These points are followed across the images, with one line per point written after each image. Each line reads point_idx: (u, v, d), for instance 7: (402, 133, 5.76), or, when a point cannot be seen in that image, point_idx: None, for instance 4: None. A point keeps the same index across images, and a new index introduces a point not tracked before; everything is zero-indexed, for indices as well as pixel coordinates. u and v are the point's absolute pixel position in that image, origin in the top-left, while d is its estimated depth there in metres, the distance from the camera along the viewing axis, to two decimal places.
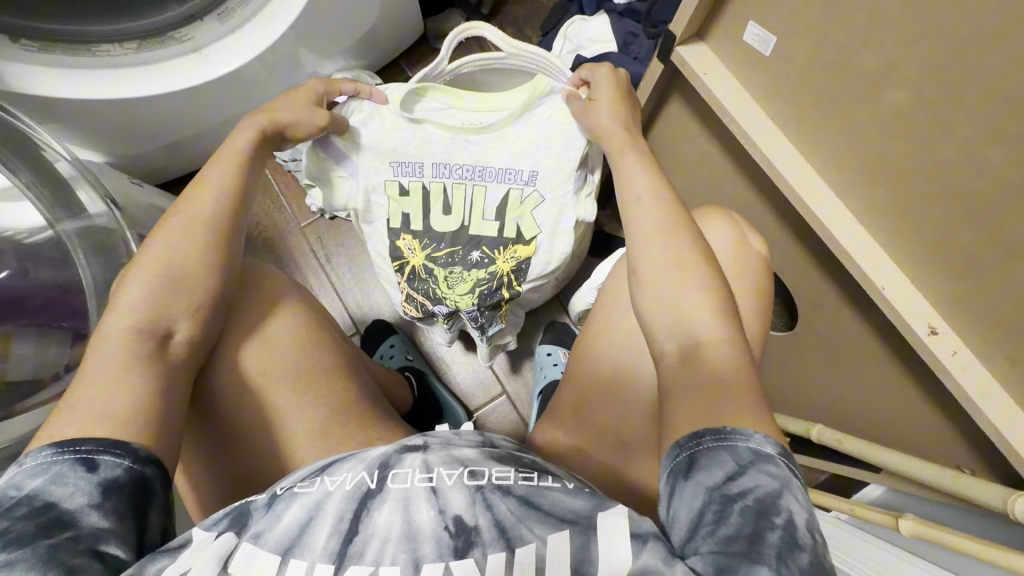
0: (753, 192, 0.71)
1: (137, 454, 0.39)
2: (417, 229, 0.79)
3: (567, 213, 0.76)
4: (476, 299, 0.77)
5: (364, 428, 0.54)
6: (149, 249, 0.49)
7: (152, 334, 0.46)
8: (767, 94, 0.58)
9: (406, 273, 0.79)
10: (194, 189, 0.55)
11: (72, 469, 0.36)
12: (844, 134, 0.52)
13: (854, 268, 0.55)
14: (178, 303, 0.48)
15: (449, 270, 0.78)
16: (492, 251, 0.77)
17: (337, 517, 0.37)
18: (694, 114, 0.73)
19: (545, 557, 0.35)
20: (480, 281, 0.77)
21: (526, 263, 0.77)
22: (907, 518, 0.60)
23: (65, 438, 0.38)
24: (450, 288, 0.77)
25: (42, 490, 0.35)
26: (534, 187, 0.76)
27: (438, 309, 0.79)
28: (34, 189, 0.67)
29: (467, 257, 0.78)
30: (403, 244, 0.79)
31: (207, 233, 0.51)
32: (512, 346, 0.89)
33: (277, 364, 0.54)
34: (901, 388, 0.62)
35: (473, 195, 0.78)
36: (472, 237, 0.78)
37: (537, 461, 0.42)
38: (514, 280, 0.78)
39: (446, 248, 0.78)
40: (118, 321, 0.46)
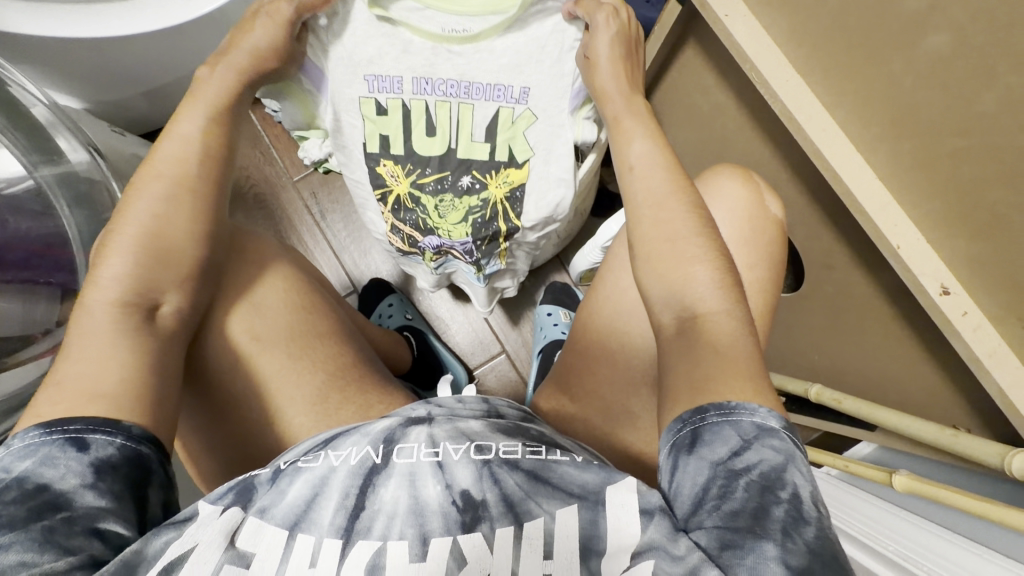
0: (767, 148, 0.67)
1: (130, 432, 0.38)
2: (398, 152, 0.71)
3: (564, 134, 0.69)
4: (470, 230, 0.71)
5: (363, 393, 0.52)
6: (129, 212, 0.47)
7: (134, 305, 0.43)
8: (792, 42, 0.55)
9: (390, 202, 0.72)
10: (166, 142, 0.51)
11: (62, 450, 0.35)
12: (876, 85, 0.49)
13: (868, 226, 0.51)
14: (166, 272, 0.46)
15: (438, 199, 0.71)
16: (485, 176, 0.70)
17: (343, 493, 0.37)
18: (712, 63, 0.69)
19: (553, 531, 0.34)
20: (473, 209, 0.71)
21: (521, 190, 0.70)
22: (900, 473, 0.59)
23: (52, 416, 0.37)
24: (442, 218, 0.71)
25: (32, 472, 0.34)
26: (526, 105, 0.69)
27: (428, 241, 0.73)
28: (9, 132, 0.65)
29: (457, 184, 0.71)
30: (384, 170, 0.71)
31: (196, 198, 0.49)
32: (510, 290, 0.84)
33: (266, 330, 0.52)
34: (907, 351, 0.61)
35: (459, 114, 0.70)
36: (461, 161, 0.71)
37: (545, 434, 0.41)
38: (510, 209, 0.71)
39: (433, 173, 0.71)
40: (100, 293, 0.43)
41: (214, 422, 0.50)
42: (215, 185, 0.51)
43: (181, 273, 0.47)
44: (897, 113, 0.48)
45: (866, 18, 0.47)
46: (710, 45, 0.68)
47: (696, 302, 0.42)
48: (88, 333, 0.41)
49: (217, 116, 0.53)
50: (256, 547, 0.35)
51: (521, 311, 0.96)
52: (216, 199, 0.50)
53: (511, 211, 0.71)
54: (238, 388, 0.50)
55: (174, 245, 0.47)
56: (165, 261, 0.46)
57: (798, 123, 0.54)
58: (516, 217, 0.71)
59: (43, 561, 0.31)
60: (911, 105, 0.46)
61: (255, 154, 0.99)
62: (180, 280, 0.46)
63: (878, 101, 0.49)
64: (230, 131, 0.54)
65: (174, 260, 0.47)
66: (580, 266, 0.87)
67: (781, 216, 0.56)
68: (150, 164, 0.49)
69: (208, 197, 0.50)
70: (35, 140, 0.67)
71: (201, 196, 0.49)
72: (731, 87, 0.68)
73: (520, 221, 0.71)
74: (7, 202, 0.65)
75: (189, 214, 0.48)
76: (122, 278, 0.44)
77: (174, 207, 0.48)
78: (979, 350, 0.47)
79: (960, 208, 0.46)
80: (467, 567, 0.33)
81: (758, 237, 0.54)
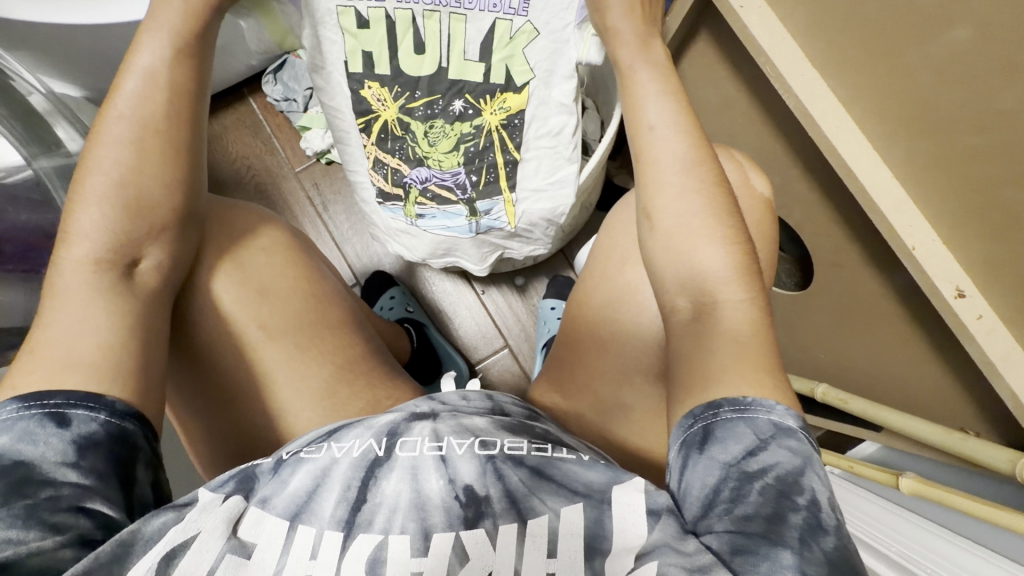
0: (777, 142, 0.67)
1: (113, 407, 0.37)
2: (383, 73, 0.69)
3: (568, 51, 0.66)
4: (463, 159, 0.72)
5: (371, 388, 0.52)
6: (95, 163, 0.44)
7: (108, 263, 0.42)
8: (809, 37, 0.54)
9: (377, 130, 0.71)
10: (129, 78, 0.46)
11: (41, 425, 0.35)
12: (898, 70, 0.47)
13: (883, 225, 0.51)
14: (139, 229, 0.44)
15: (428, 124, 0.71)
16: (478, 101, 0.70)
17: (345, 485, 0.36)
18: (723, 55, 0.68)
19: (557, 530, 0.34)
20: (465, 137, 0.71)
21: (518, 117, 0.69)
22: (907, 476, 0.58)
23: (26, 390, 0.36)
24: (432, 146, 0.71)
25: (10, 449, 0.33)
26: (527, 17, 0.65)
27: (418, 171, 0.72)
28: (6, 123, 0.64)
29: (448, 109, 0.70)
30: (369, 94, 0.70)
31: (164, 148, 0.45)
32: (513, 247, 0.78)
33: (272, 318, 0.50)
34: (914, 350, 0.60)
35: (450, 27, 0.67)
36: (453, 82, 0.70)
37: (550, 432, 0.41)
38: (506, 137, 0.70)
39: (423, 96, 0.70)
40: (72, 252, 0.42)
41: (208, 412, 0.49)
42: (189, 125, 0.47)
43: (154, 227, 0.44)
44: (916, 102, 0.47)
45: (888, 10, 0.46)
46: (723, 36, 0.67)
47: (715, 285, 0.42)
48: (60, 295, 0.41)
49: (180, 46, 0.48)
50: (257, 537, 0.34)
51: (525, 304, 0.95)
52: (189, 145, 0.47)
53: (506, 139, 0.70)
54: (236, 379, 0.49)
55: (143, 195, 0.44)
56: (136, 215, 0.44)
57: (812, 118, 0.53)
58: (513, 147, 0.71)
59: (29, 539, 0.31)
60: (928, 97, 0.45)
61: (257, 144, 0.98)
62: (152, 233, 0.44)
63: (894, 92, 0.48)
64: (198, 62, 0.49)
65: (149, 211, 0.44)
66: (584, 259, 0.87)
67: (768, 194, 0.54)
68: (112, 108, 0.45)
69: (178, 138, 0.46)
70: (34, 130, 0.66)
71: (168, 136, 0.46)
72: (743, 80, 0.67)
73: (518, 153, 0.71)
74: (8, 192, 0.66)
75: (159, 159, 0.45)
76: (92, 233, 0.42)
77: (142, 156, 0.44)
78: (991, 352, 0.46)
79: (978, 211, 0.45)
80: (469, 564, 0.33)
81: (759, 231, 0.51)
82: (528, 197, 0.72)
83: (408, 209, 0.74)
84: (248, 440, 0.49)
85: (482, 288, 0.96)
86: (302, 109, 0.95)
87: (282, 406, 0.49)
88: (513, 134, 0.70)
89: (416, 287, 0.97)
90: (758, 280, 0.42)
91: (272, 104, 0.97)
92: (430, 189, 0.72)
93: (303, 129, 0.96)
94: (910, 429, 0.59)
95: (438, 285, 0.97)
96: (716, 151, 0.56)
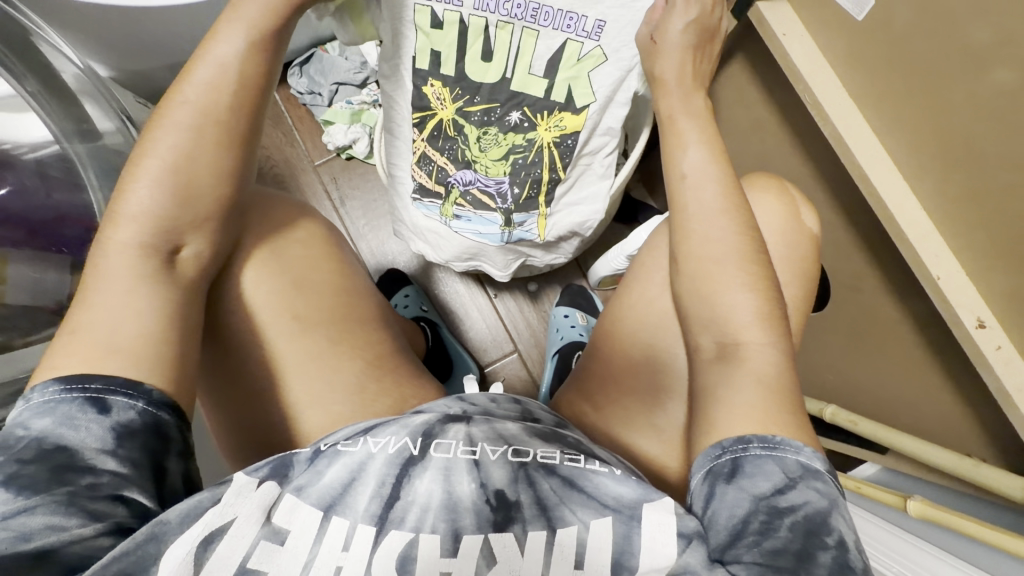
0: (806, 167, 0.67)
1: (150, 396, 0.37)
2: (447, 74, 0.68)
3: (626, 83, 0.67)
4: (509, 169, 0.72)
5: (399, 385, 0.52)
6: (153, 145, 0.44)
7: (153, 250, 0.42)
8: (855, 76, 0.55)
9: (431, 127, 0.71)
10: (199, 65, 0.46)
11: (82, 411, 0.35)
12: (938, 106, 0.48)
13: (909, 254, 0.51)
14: (183, 217, 0.44)
15: (483, 130, 0.71)
16: (535, 115, 0.69)
17: (379, 481, 0.36)
18: (758, 79, 0.69)
19: (586, 541, 0.34)
20: (516, 149, 0.71)
21: (571, 137, 0.69)
22: (914, 499, 0.58)
23: (69, 370, 0.36)
24: (482, 152, 0.71)
25: (51, 432, 0.33)
26: (597, 42, 0.64)
27: (463, 174, 0.73)
28: (39, 97, 0.64)
29: (505, 119, 0.70)
30: (430, 91, 0.69)
31: (222, 137, 0.45)
32: (535, 254, 0.80)
33: (299, 312, 0.50)
34: (929, 380, 0.61)
35: (521, 41, 0.66)
36: (513, 94, 0.69)
37: (582, 444, 0.41)
38: (556, 155, 0.71)
39: (482, 102, 0.69)
40: (118, 233, 0.42)
41: (238, 399, 0.49)
42: (251, 114, 0.47)
43: (198, 217, 0.44)
44: (955, 140, 0.47)
45: (937, 49, 0.46)
46: (759, 61, 0.68)
47: (739, 329, 0.42)
48: (104, 275, 0.41)
49: (255, 39, 0.47)
50: (290, 524, 0.34)
51: (537, 311, 0.96)
52: (245, 134, 0.46)
53: (557, 157, 0.71)
54: (264, 368, 0.49)
55: (195, 182, 0.44)
56: (188, 200, 0.44)
57: (847, 147, 0.54)
58: (560, 166, 0.71)
59: (71, 525, 0.31)
60: (966, 134, 0.46)
61: (278, 135, 0.98)
62: (198, 223, 0.44)
63: (927, 130, 0.49)
64: (270, 59, 0.48)
65: (196, 199, 0.44)
66: (602, 271, 0.89)
67: (817, 230, 0.54)
68: (179, 92, 0.45)
69: (237, 132, 0.46)
70: (66, 106, 0.66)
71: (226, 127, 0.45)
72: (776, 106, 0.68)
73: (563, 172, 0.72)
74: (34, 169, 0.66)
75: (214, 150, 0.45)
76: (140, 215, 0.42)
77: (199, 141, 0.44)
78: (1011, 384, 0.47)
79: (1008, 246, 0.46)
80: (496, 568, 0.33)
81: (794, 255, 0.51)
82: (559, 213, 0.75)
83: (446, 208, 0.74)
84: (273, 431, 0.49)
85: (495, 292, 0.96)
86: (327, 103, 0.95)
87: (311, 401, 0.48)
88: (564, 153, 0.70)
89: (429, 287, 0.97)
90: (783, 325, 0.43)
91: (296, 97, 0.98)
92: (471, 193, 0.73)
93: (327, 123, 0.96)
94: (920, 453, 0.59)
95: (453, 287, 0.97)
96: (770, 179, 0.55)
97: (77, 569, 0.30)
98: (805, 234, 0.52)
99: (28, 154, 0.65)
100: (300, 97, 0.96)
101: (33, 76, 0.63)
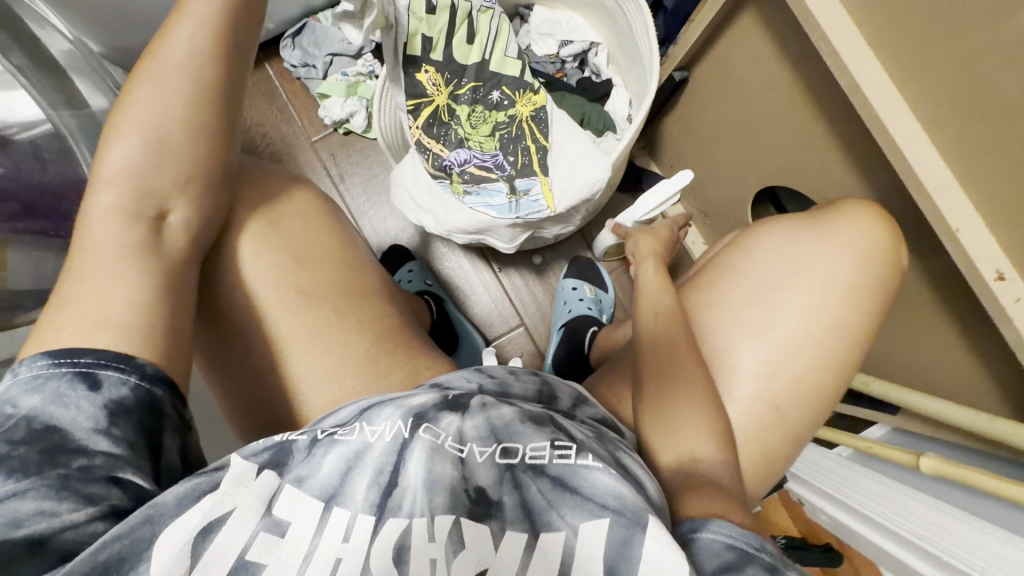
0: (818, 123, 0.64)
1: (143, 370, 0.36)
2: (437, 59, 0.77)
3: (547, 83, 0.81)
4: (500, 143, 0.78)
5: (412, 358, 0.50)
6: (137, 103, 0.42)
7: (137, 216, 0.41)
8: (877, 29, 0.51)
9: (427, 114, 0.75)
10: (182, 20, 0.43)
11: (71, 388, 0.33)
12: (965, 46, 0.45)
13: (927, 206, 0.49)
14: (166, 176, 0.42)
15: (472, 108, 0.79)
16: (513, 94, 0.79)
17: (376, 469, 0.35)
18: (767, 30, 0.65)
19: (572, 550, 0.32)
20: (500, 125, 0.79)
21: (543, 111, 0.78)
22: (927, 456, 0.56)
23: (58, 346, 0.35)
24: (473, 130, 0.78)
25: (42, 411, 0.32)
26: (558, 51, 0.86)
27: (457, 156, 0.76)
28: (26, 72, 0.61)
29: (488, 97, 0.80)
30: (426, 77, 0.76)
31: (210, 98, 0.43)
32: (548, 231, 0.78)
33: (302, 282, 0.48)
34: (945, 339, 0.60)
35: (498, 27, 0.80)
36: (493, 74, 0.80)
37: (577, 434, 0.39)
38: (533, 127, 0.78)
39: (469, 83, 0.79)
40: (100, 199, 0.41)
41: (240, 378, 0.48)
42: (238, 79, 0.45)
43: (181, 180, 0.43)
44: (987, 95, 0.45)
45: None
46: (769, 11, 0.64)
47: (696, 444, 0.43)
48: (93, 248, 0.39)
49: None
50: (292, 515, 0.33)
51: (543, 284, 0.94)
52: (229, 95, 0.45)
53: (535, 130, 0.77)
54: (263, 344, 0.47)
55: (167, 136, 0.42)
56: (159, 157, 0.42)
57: (865, 100, 0.51)
58: (542, 136, 0.77)
59: (63, 510, 0.30)
60: (993, 79, 0.44)
61: (272, 111, 0.95)
62: (179, 185, 0.42)
63: (952, 86, 0.47)
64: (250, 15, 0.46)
65: (176, 159, 0.42)
66: (608, 242, 0.86)
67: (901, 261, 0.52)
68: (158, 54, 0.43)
69: (216, 93, 0.44)
70: (56, 82, 0.65)
71: (208, 84, 0.43)
72: (789, 59, 0.64)
73: (547, 142, 0.76)
74: (23, 149, 0.61)
75: (189, 106, 0.43)
76: (118, 178, 0.41)
77: (185, 103, 0.43)
78: None
79: None
80: (464, 553, 0.32)
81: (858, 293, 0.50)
82: (561, 179, 0.74)
83: (455, 187, 0.75)
84: (278, 410, 0.47)
85: (499, 266, 0.94)
86: (322, 76, 0.93)
87: (318, 379, 0.47)
88: (541, 125, 0.77)
89: (432, 261, 0.95)
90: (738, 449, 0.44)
91: (289, 70, 0.95)
92: (468, 171, 0.76)
93: (322, 97, 0.94)
94: (942, 414, 0.57)
95: (454, 261, 0.95)
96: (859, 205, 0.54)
97: (70, 556, 0.29)
98: (877, 235, 0.52)
99: (20, 134, 0.61)
100: (295, 71, 0.93)
101: (19, 49, 0.61)
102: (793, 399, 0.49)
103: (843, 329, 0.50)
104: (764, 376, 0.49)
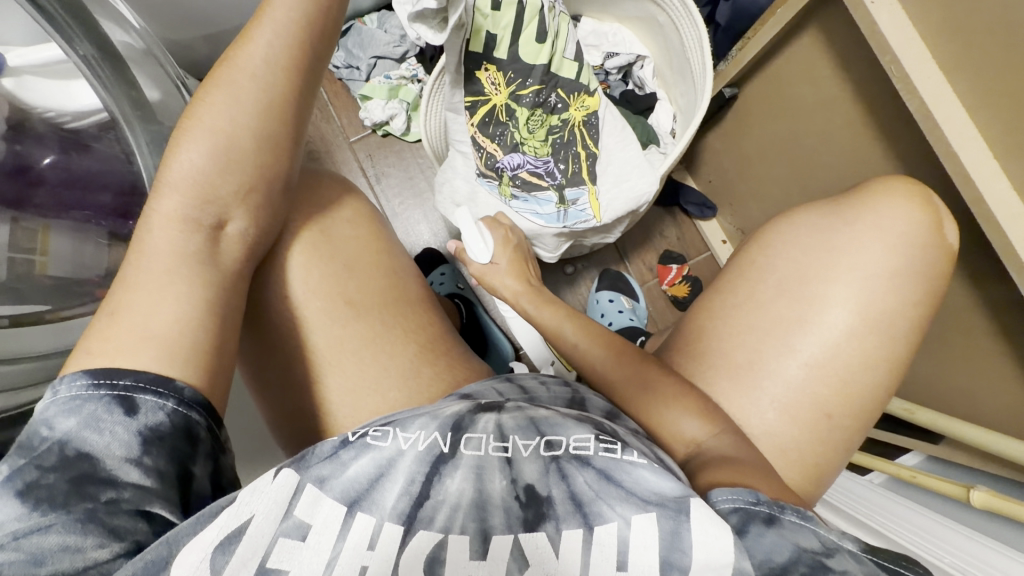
0: (879, 145, 0.61)
1: (181, 394, 0.35)
2: (500, 58, 0.74)
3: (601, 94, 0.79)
4: (552, 150, 0.77)
5: (453, 369, 0.49)
6: (201, 110, 0.42)
7: (195, 223, 0.41)
8: (952, 55, 0.48)
9: (483, 112, 0.75)
10: (259, 28, 0.43)
11: (108, 411, 0.33)
12: None
13: (997, 237, 0.46)
14: (225, 185, 0.42)
15: (531, 112, 0.77)
16: (567, 96, 0.77)
17: (409, 478, 0.34)
18: (831, 53, 0.62)
19: (627, 540, 0.31)
20: (553, 130, 0.77)
21: (596, 117, 0.76)
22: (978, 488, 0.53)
23: (99, 363, 0.35)
24: (529, 134, 0.77)
25: (75, 436, 0.32)
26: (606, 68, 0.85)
27: (508, 160, 0.76)
28: (92, 64, 0.54)
29: (548, 101, 0.77)
30: (485, 76, 0.74)
31: (257, 97, 0.42)
32: (592, 241, 0.78)
33: (345, 283, 0.48)
34: (1004, 374, 0.58)
35: (560, 25, 0.76)
36: (552, 76, 0.77)
37: (620, 433, 0.38)
38: (585, 134, 0.76)
39: (533, 86, 0.76)
40: (161, 207, 0.41)
41: (278, 381, 0.47)
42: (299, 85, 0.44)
43: (242, 189, 0.42)
44: None
45: None
46: (833, 31, 0.61)
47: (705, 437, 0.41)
48: (148, 252, 0.39)
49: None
50: (313, 518, 0.32)
51: (576, 294, 0.93)
52: (284, 97, 0.44)
53: (586, 135, 0.76)
54: (301, 347, 0.47)
55: (233, 144, 0.42)
56: (223, 166, 0.42)
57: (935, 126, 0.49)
58: (592, 142, 0.76)
59: (87, 546, 0.29)
60: None
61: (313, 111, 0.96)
62: (240, 194, 0.42)
63: None
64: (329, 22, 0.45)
65: (235, 166, 0.42)
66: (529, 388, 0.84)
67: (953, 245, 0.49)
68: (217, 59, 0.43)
69: (279, 93, 0.43)
70: (120, 75, 0.57)
71: (263, 83, 0.43)
72: (852, 80, 0.61)
73: (597, 148, 0.76)
74: (71, 138, 0.59)
75: (246, 112, 0.42)
76: (183, 185, 0.41)
77: (237, 105, 0.42)
78: None
79: None
80: (530, 571, 0.31)
81: (893, 302, 0.47)
82: (609, 189, 0.74)
83: (503, 189, 0.76)
84: (311, 410, 0.46)
85: None
86: (365, 77, 0.93)
87: (356, 388, 0.46)
88: (592, 131, 0.76)
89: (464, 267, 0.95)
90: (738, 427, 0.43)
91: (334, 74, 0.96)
92: (520, 176, 0.76)
93: (364, 99, 0.94)
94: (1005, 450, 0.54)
95: None
96: (893, 179, 0.51)
97: None
98: (922, 218, 0.48)
99: (71, 123, 0.58)
100: (338, 71, 0.94)
101: (86, 38, 0.53)
102: (843, 416, 0.47)
103: (889, 348, 0.47)
104: (804, 382, 0.47)
